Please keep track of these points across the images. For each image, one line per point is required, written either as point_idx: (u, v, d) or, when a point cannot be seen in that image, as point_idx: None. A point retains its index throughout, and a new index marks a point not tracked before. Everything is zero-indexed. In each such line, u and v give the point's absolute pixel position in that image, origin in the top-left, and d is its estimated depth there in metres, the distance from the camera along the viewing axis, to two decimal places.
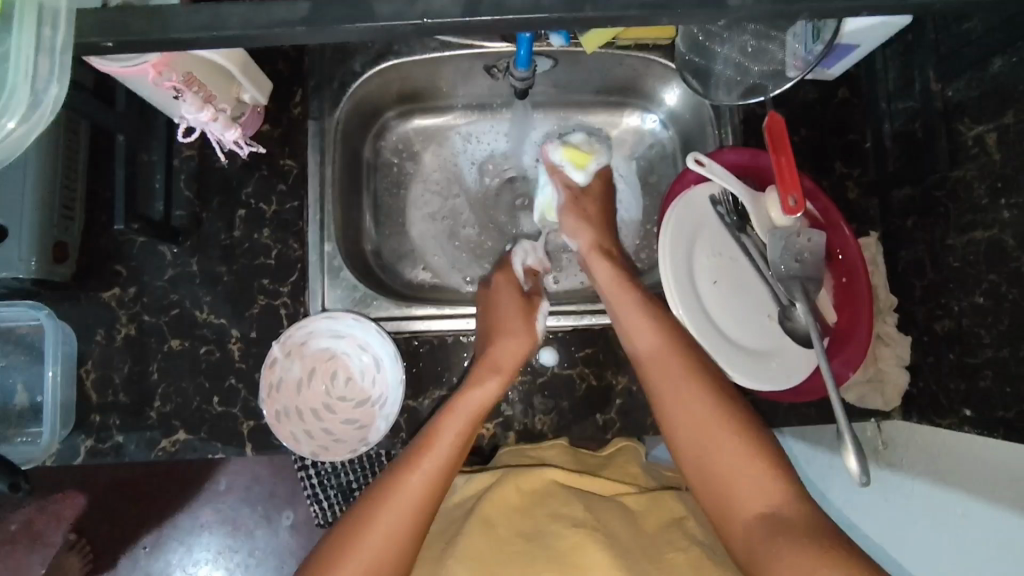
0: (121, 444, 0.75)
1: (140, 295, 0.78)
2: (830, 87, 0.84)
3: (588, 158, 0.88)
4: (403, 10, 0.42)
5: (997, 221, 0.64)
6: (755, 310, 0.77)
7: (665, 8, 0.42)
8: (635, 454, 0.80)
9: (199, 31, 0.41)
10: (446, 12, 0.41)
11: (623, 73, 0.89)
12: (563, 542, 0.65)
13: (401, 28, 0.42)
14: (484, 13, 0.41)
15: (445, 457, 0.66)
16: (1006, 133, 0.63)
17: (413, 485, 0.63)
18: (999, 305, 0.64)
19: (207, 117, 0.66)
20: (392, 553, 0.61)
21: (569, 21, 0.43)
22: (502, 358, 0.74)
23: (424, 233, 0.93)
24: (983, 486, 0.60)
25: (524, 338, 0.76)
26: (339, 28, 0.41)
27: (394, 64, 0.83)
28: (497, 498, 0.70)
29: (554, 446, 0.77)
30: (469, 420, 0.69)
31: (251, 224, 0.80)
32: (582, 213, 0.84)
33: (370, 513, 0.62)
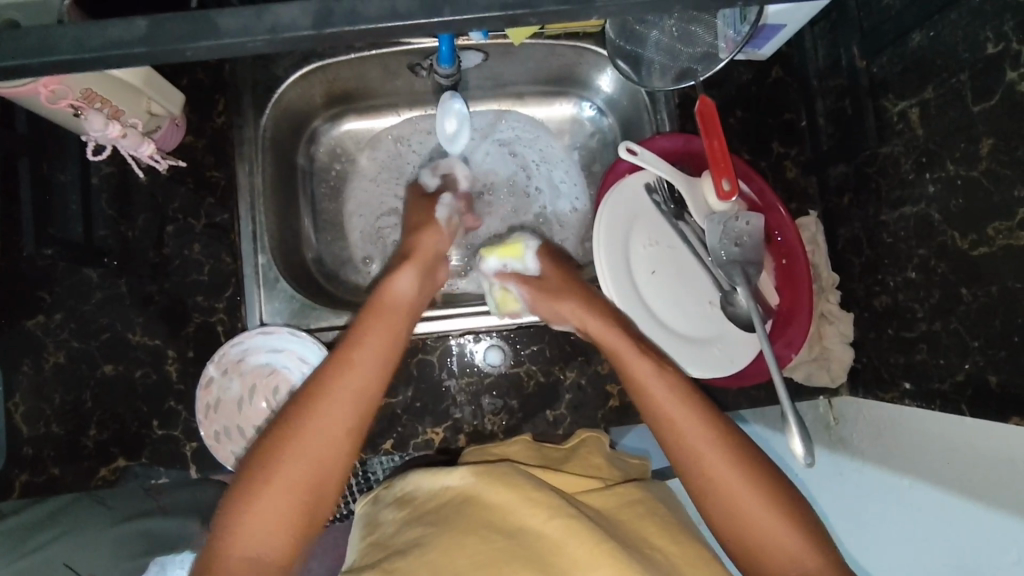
0: (57, 478, 0.72)
1: (67, 321, 0.75)
2: (763, 67, 0.84)
3: (518, 246, 0.81)
4: (250, 23, 0.37)
5: (923, 196, 0.65)
6: (694, 296, 0.77)
7: (530, 8, 0.38)
8: (598, 444, 0.76)
9: (18, 55, 0.36)
10: (297, 24, 0.37)
11: (555, 63, 0.88)
12: (546, 546, 0.60)
13: (251, 44, 0.37)
14: (338, 24, 0.37)
15: (370, 355, 0.63)
16: (927, 108, 0.63)
17: (348, 382, 0.61)
18: (930, 279, 0.65)
19: (115, 133, 0.64)
20: (334, 468, 0.58)
21: (427, 29, 0.38)
22: (421, 248, 0.76)
23: (366, 240, 0.92)
24: (936, 466, 0.59)
25: (431, 229, 0.79)
26: (183, 47, 0.37)
27: (319, 66, 0.81)
28: (476, 505, 0.65)
29: (517, 442, 0.76)
30: (397, 315, 0.68)
31: (180, 239, 0.78)
32: (557, 296, 0.74)
33: (296, 435, 0.57)
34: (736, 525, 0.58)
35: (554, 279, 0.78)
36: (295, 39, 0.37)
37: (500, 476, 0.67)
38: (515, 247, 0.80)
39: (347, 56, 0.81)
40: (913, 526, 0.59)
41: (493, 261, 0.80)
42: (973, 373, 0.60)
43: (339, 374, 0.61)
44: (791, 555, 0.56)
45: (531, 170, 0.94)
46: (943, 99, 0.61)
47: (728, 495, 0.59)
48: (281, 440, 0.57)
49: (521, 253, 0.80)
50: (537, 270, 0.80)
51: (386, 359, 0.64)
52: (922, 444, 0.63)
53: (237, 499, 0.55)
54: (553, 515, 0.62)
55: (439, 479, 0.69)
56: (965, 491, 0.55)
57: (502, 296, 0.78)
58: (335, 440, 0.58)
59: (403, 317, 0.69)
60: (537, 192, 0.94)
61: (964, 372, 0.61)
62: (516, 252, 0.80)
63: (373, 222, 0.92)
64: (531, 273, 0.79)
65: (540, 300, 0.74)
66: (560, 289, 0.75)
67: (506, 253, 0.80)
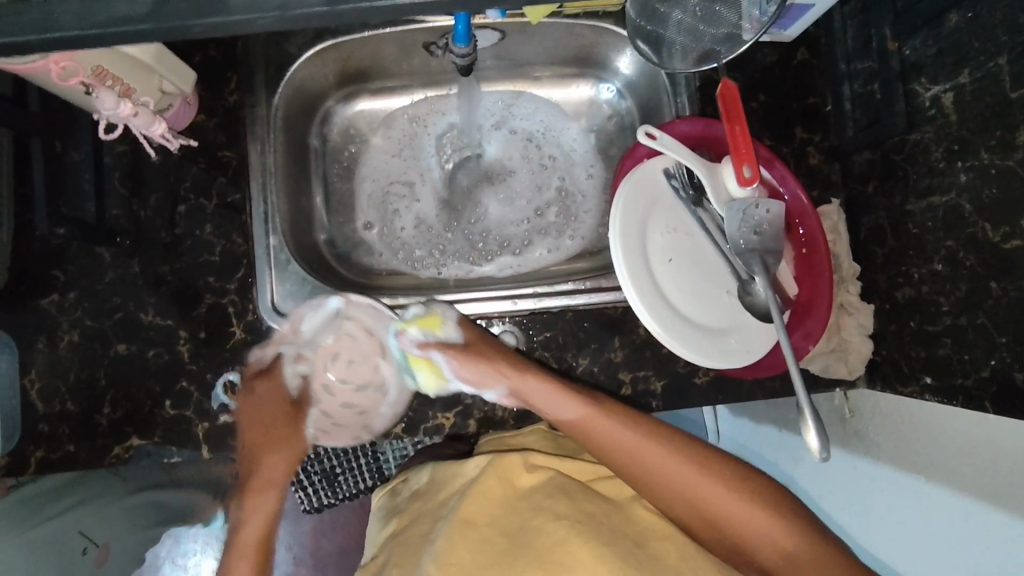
0: (72, 454, 0.73)
1: (81, 300, 0.75)
2: (788, 49, 0.81)
3: (435, 321, 0.76)
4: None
5: (953, 185, 0.62)
6: (712, 285, 0.73)
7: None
8: None
9: (25, 33, 0.35)
10: (309, 1, 0.36)
11: (573, 43, 0.85)
12: (547, 541, 0.65)
13: (260, 20, 0.36)
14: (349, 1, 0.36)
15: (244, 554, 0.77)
16: (962, 94, 0.61)
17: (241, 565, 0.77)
18: (956, 272, 0.63)
19: (127, 111, 0.63)
20: None
21: (443, 7, 0.37)
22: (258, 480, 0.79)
23: (373, 206, 0.92)
24: (953, 466, 0.58)
25: (280, 453, 0.80)
26: (188, 24, 0.36)
27: (331, 44, 0.80)
28: (475, 492, 0.69)
29: (534, 432, 0.80)
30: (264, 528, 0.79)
31: (192, 219, 0.77)
32: (478, 362, 0.73)
33: None
34: (721, 524, 0.68)
35: (478, 350, 0.74)
36: (307, 15, 0.36)
37: (505, 468, 0.72)
38: (433, 320, 0.76)
39: (361, 34, 0.80)
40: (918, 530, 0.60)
41: (415, 333, 0.76)
42: (999, 369, 0.58)
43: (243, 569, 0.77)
44: (781, 547, 0.66)
45: (538, 140, 0.94)
46: (979, 83, 0.59)
47: (709, 507, 0.69)
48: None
49: (438, 326, 0.76)
50: (460, 336, 0.76)
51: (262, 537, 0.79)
52: (936, 441, 0.62)
53: None
54: (557, 519, 0.66)
55: (449, 474, 0.75)
56: (985, 488, 0.54)
57: (427, 372, 0.75)
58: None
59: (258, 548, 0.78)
60: (552, 161, 0.94)
61: (990, 368, 0.59)
62: (430, 385, 0.76)
63: (382, 193, 0.92)
64: (454, 340, 0.75)
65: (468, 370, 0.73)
66: (484, 356, 0.73)
67: (427, 374, 0.75)
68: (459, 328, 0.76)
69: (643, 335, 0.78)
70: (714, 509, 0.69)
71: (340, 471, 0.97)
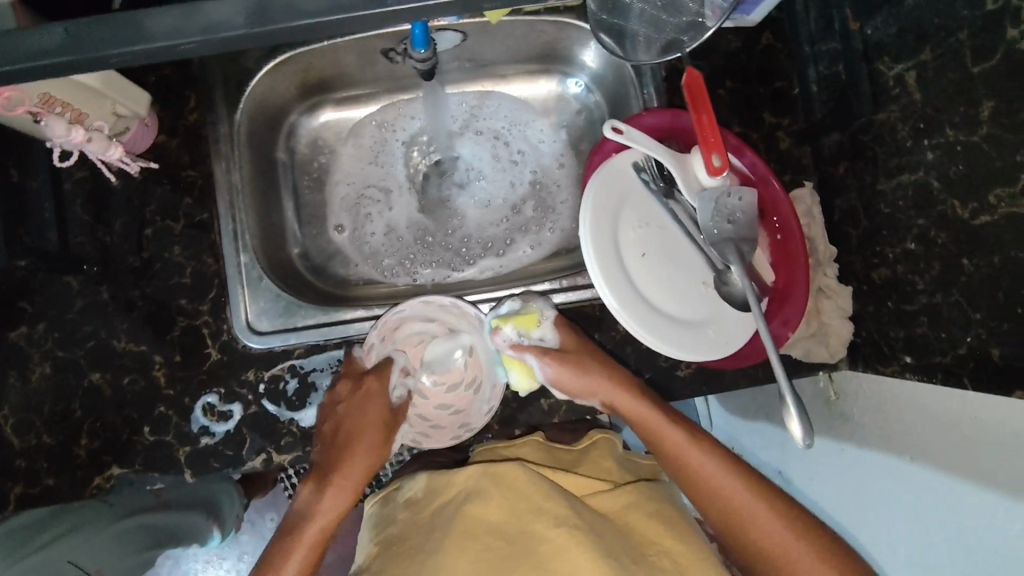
0: (52, 488, 0.72)
1: (51, 330, 0.74)
2: (753, 34, 0.80)
3: (531, 321, 0.73)
4: (177, 24, 0.37)
5: (921, 163, 0.62)
6: (688, 277, 0.73)
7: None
8: (609, 446, 0.84)
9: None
10: (230, 23, 0.37)
11: (536, 40, 0.84)
12: (546, 546, 0.65)
13: (182, 46, 0.37)
14: (269, 20, 0.37)
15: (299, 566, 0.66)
16: (924, 71, 0.61)
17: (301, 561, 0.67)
18: (930, 250, 0.63)
19: (79, 138, 0.61)
20: None
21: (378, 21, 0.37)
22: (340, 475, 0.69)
23: (345, 208, 0.91)
24: (938, 445, 0.59)
25: (373, 451, 0.71)
26: (112, 51, 0.37)
27: (290, 56, 0.79)
28: (479, 501, 0.71)
29: (527, 442, 0.82)
30: (309, 550, 0.67)
31: (160, 242, 0.76)
32: (574, 365, 0.70)
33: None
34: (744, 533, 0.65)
35: (575, 353, 0.72)
36: (230, 38, 0.37)
37: (502, 475, 0.73)
38: (530, 321, 0.72)
39: (320, 44, 0.79)
40: (914, 522, 0.59)
41: (511, 334, 0.72)
42: (976, 346, 0.58)
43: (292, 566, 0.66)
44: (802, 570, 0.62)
45: (505, 137, 0.93)
46: (940, 60, 0.59)
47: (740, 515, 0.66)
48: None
49: (534, 327, 0.73)
50: (557, 340, 0.73)
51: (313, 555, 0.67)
52: (919, 419, 0.63)
53: None
54: (558, 521, 0.67)
55: (443, 480, 0.76)
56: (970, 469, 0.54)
57: (520, 375, 0.73)
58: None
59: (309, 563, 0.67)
60: (522, 156, 0.93)
61: (967, 346, 0.59)
62: (522, 385, 0.74)
63: (356, 196, 0.91)
64: (551, 343, 0.72)
65: (562, 373, 0.70)
66: (583, 363, 0.70)
67: (520, 375, 0.73)
68: (557, 331, 0.73)
69: (624, 331, 0.77)
70: (743, 520, 0.65)
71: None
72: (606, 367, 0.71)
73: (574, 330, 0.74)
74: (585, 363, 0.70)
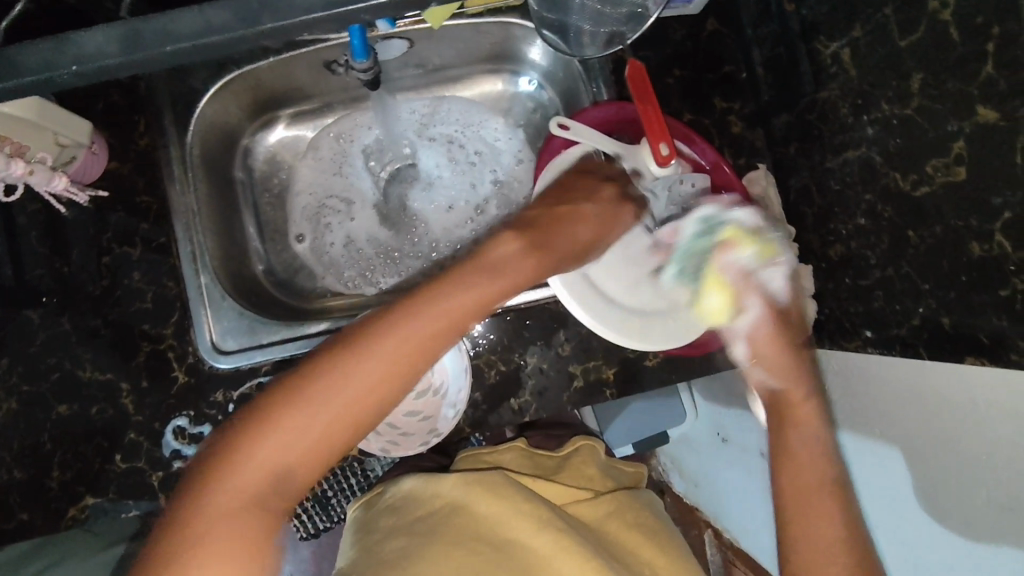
0: (26, 522, 0.71)
1: (15, 365, 0.74)
2: (697, 22, 0.81)
3: (775, 250, 0.67)
4: (49, 56, 0.37)
5: (863, 139, 0.62)
6: (646, 267, 0.74)
7: (354, 3, 0.37)
8: (591, 453, 0.85)
9: None
10: (103, 53, 0.37)
11: (485, 41, 0.85)
12: (532, 554, 0.67)
13: (58, 78, 0.37)
14: (144, 48, 0.37)
15: (310, 449, 0.50)
16: (858, 47, 0.62)
17: (322, 402, 0.50)
18: (878, 224, 0.63)
19: (21, 171, 0.63)
20: (289, 485, 0.50)
21: (275, 36, 0.38)
22: (434, 313, 0.54)
23: (306, 218, 0.91)
24: (932, 416, 0.58)
25: (487, 280, 0.58)
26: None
27: (237, 74, 0.79)
28: (465, 508, 0.71)
29: (510, 449, 0.82)
30: (361, 404, 0.51)
31: (118, 269, 0.76)
32: (782, 336, 0.66)
33: (273, 430, 0.49)
34: None
35: (783, 320, 0.67)
36: (109, 69, 0.37)
37: (488, 484, 0.72)
38: (770, 250, 0.67)
39: (266, 59, 0.79)
40: (930, 496, 0.61)
41: (744, 258, 0.66)
42: (927, 316, 0.58)
43: (303, 415, 0.49)
44: None
45: (460, 140, 0.93)
46: (871, 35, 0.59)
47: None
48: (189, 505, 0.48)
49: (772, 257, 0.67)
50: (784, 293, 0.68)
51: (358, 418, 0.51)
52: (898, 390, 0.62)
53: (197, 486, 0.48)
54: (544, 529, 0.68)
55: (429, 486, 0.73)
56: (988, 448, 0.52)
57: (716, 307, 0.68)
58: (279, 483, 0.49)
59: (349, 425, 0.51)
60: (480, 157, 0.93)
61: (920, 316, 0.59)
62: (713, 316, 0.69)
63: (318, 206, 0.92)
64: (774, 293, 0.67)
65: (772, 339, 0.66)
66: (789, 335, 0.67)
67: (716, 306, 0.68)
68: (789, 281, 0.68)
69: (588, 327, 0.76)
70: None
71: (331, 494, 0.95)
72: (803, 347, 0.67)
73: (800, 291, 0.70)
74: (777, 326, 0.67)
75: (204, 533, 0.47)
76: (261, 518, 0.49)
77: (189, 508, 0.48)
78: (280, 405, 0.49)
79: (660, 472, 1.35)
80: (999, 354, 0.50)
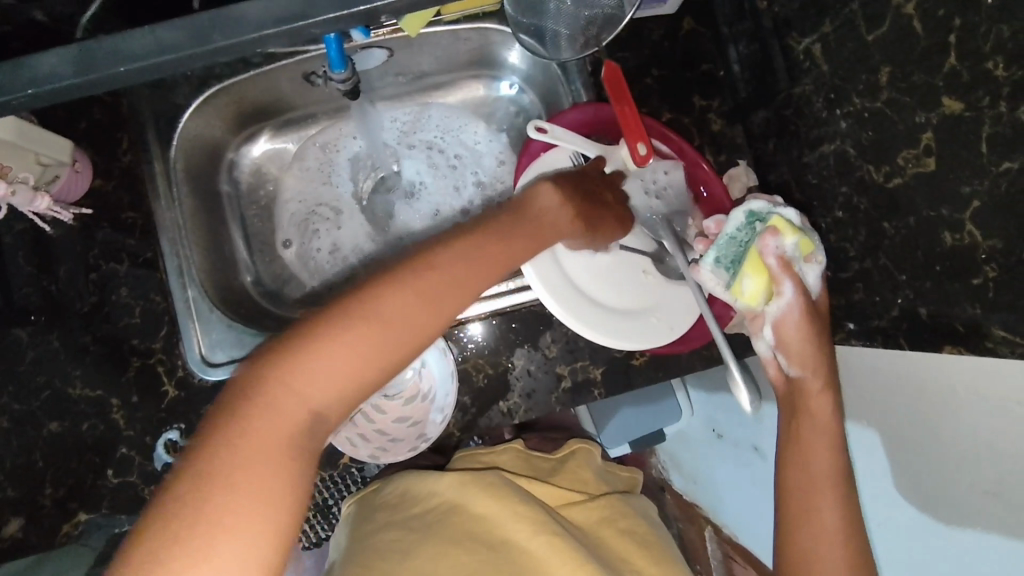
0: (20, 540, 0.72)
1: (5, 384, 0.74)
2: (673, 21, 0.81)
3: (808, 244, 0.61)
4: (9, 79, 0.37)
5: (837, 133, 0.63)
6: (627, 267, 0.75)
7: (304, 19, 0.37)
8: (587, 457, 0.85)
9: None
10: (59, 74, 0.37)
11: (464, 48, 0.86)
12: (526, 557, 0.67)
13: (16, 102, 0.37)
14: (100, 67, 0.37)
15: (364, 370, 0.51)
16: (828, 43, 0.62)
17: (361, 338, 0.51)
18: (854, 217, 0.63)
19: (2, 191, 0.64)
20: (332, 406, 0.50)
21: (236, 52, 0.38)
22: (476, 257, 0.58)
23: (293, 224, 0.92)
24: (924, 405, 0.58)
25: (520, 240, 0.62)
26: None
27: (220, 88, 0.80)
28: (461, 511, 0.71)
29: (507, 451, 0.82)
30: (411, 335, 0.53)
31: (105, 285, 0.77)
32: (817, 329, 0.62)
33: (334, 344, 0.50)
34: None
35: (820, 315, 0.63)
36: (65, 90, 0.37)
37: (484, 485, 0.72)
38: (806, 244, 0.61)
39: (247, 73, 0.80)
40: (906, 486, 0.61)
41: (787, 244, 0.60)
42: (905, 307, 0.58)
43: (360, 338, 0.51)
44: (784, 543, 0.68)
45: (442, 146, 0.94)
46: (840, 31, 0.60)
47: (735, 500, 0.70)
48: (229, 427, 0.47)
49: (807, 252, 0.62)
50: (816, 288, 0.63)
51: (403, 352, 0.53)
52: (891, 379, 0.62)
53: (250, 392, 0.48)
54: (537, 531, 0.69)
55: (425, 485, 0.74)
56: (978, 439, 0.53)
57: (749, 289, 0.62)
58: (320, 413, 0.50)
59: (408, 347, 0.53)
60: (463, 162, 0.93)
61: (898, 307, 0.59)
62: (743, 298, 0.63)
63: (306, 213, 0.92)
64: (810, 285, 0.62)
65: (803, 333, 0.61)
66: (820, 329, 0.62)
67: (749, 288, 0.62)
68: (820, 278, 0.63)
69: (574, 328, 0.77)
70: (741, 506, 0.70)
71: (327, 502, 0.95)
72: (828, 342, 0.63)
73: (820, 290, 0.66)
74: (810, 321, 0.61)
75: (251, 454, 0.46)
76: (296, 449, 0.48)
77: (229, 434, 0.46)
78: (323, 336, 0.50)
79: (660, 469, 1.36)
80: (974, 341, 0.51)
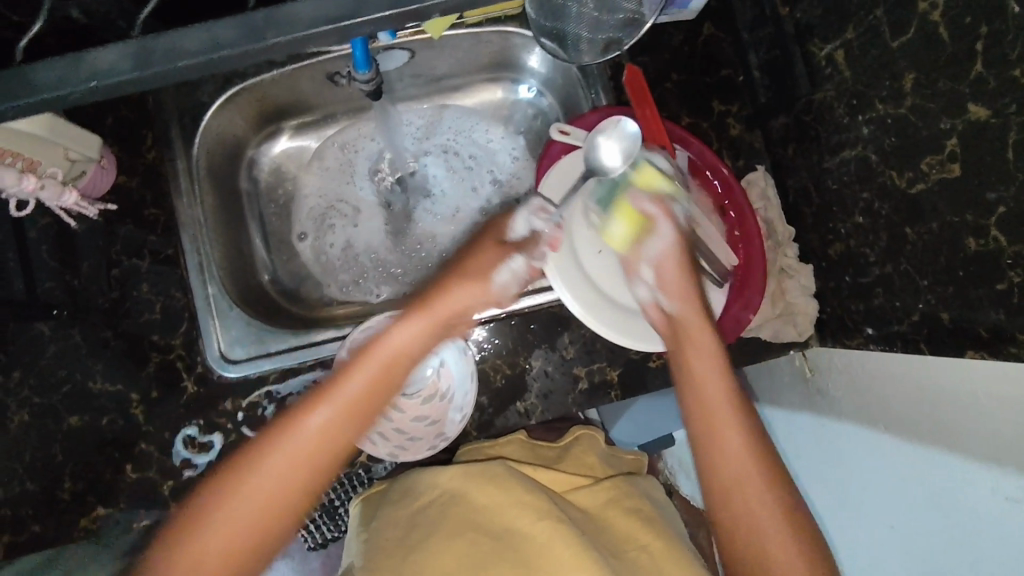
0: (39, 533, 0.72)
1: (26, 377, 0.75)
2: (693, 27, 0.82)
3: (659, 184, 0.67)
4: (64, 73, 0.38)
5: (859, 138, 0.64)
6: None
7: (357, 17, 0.38)
8: (592, 442, 0.83)
9: None
10: (118, 68, 0.37)
11: (485, 50, 0.86)
12: (531, 544, 0.65)
13: (71, 95, 0.38)
14: (156, 63, 0.38)
15: (273, 491, 0.56)
16: (851, 49, 0.63)
17: (276, 471, 0.56)
18: (876, 222, 0.64)
19: (32, 185, 0.65)
20: (249, 533, 0.54)
21: (289, 49, 0.39)
22: (384, 346, 0.62)
23: (309, 218, 0.93)
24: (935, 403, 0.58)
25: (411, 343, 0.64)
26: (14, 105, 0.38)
27: (243, 87, 0.81)
28: (465, 502, 0.70)
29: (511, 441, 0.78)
30: (312, 446, 0.57)
31: (127, 281, 0.77)
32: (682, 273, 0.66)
33: (230, 486, 0.55)
34: None
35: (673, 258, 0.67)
36: (121, 84, 0.38)
37: (486, 474, 0.71)
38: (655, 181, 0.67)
39: (271, 72, 0.81)
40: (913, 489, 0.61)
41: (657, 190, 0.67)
42: (927, 312, 0.59)
43: (259, 473, 0.56)
44: None
45: (456, 148, 0.95)
46: (863, 38, 0.61)
47: None
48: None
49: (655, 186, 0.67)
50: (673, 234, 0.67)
51: (306, 473, 0.57)
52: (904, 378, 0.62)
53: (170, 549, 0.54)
54: (540, 516, 0.67)
55: (428, 476, 0.74)
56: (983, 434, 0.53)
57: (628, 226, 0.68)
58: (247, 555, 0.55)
59: (311, 465, 0.57)
60: (480, 164, 0.94)
61: (919, 312, 0.60)
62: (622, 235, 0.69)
63: (323, 208, 0.93)
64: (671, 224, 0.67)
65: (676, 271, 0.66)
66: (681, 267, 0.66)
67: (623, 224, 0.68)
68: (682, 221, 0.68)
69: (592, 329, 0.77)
70: None
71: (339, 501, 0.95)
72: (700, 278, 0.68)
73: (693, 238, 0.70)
74: (682, 258, 0.67)
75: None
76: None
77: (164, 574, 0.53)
78: (227, 486, 0.55)
79: (668, 475, 1.36)
80: (998, 347, 0.51)
